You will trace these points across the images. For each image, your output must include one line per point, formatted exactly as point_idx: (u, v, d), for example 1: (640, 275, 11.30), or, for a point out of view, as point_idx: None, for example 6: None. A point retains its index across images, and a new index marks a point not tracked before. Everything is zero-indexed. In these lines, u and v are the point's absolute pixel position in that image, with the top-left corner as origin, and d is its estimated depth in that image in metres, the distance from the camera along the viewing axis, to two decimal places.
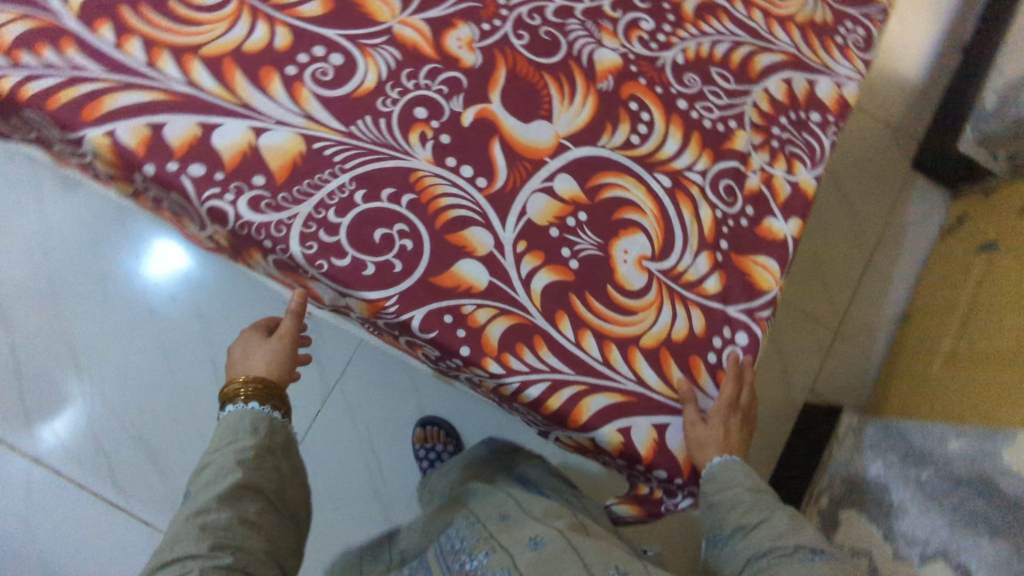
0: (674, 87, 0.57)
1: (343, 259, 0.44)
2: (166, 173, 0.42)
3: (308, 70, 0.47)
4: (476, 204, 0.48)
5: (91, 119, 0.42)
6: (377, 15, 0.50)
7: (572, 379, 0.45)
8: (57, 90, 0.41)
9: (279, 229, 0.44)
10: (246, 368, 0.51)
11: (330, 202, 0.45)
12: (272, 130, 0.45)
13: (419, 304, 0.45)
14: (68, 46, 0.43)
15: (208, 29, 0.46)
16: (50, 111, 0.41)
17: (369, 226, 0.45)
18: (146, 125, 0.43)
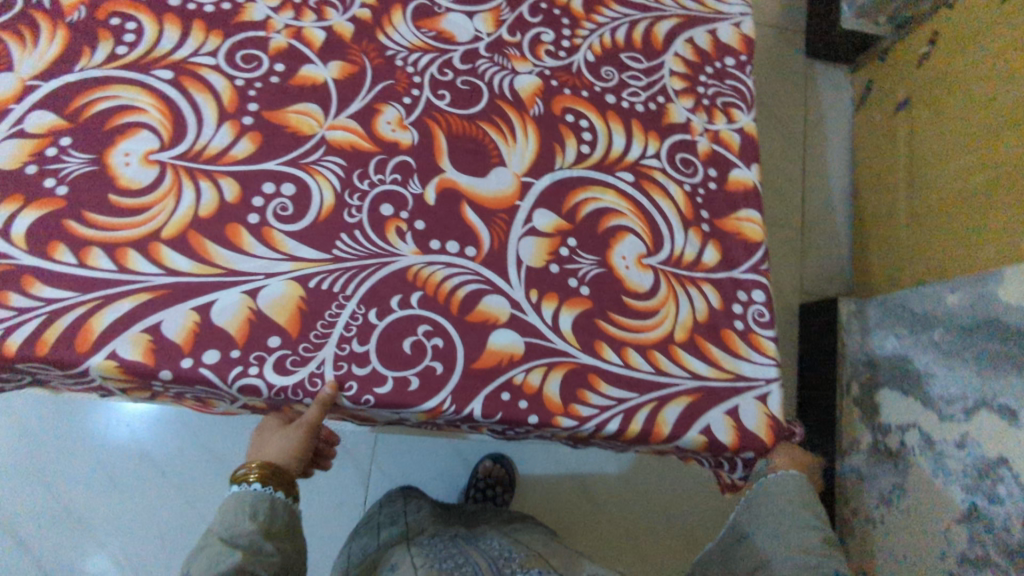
0: (597, 85, 0.57)
1: (386, 384, 0.44)
2: (183, 371, 0.41)
3: (268, 211, 0.46)
4: (478, 273, 0.48)
5: (87, 348, 0.40)
6: (305, 129, 0.49)
7: (640, 402, 0.46)
8: (41, 332, 0.40)
9: (315, 381, 0.43)
10: (264, 448, 0.47)
11: (350, 334, 0.44)
12: (267, 286, 0.44)
13: (474, 394, 0.45)
14: (32, 283, 0.41)
15: (159, 209, 0.45)
16: (44, 355, 0.40)
17: (397, 341, 0.45)
18: (144, 332, 0.41)
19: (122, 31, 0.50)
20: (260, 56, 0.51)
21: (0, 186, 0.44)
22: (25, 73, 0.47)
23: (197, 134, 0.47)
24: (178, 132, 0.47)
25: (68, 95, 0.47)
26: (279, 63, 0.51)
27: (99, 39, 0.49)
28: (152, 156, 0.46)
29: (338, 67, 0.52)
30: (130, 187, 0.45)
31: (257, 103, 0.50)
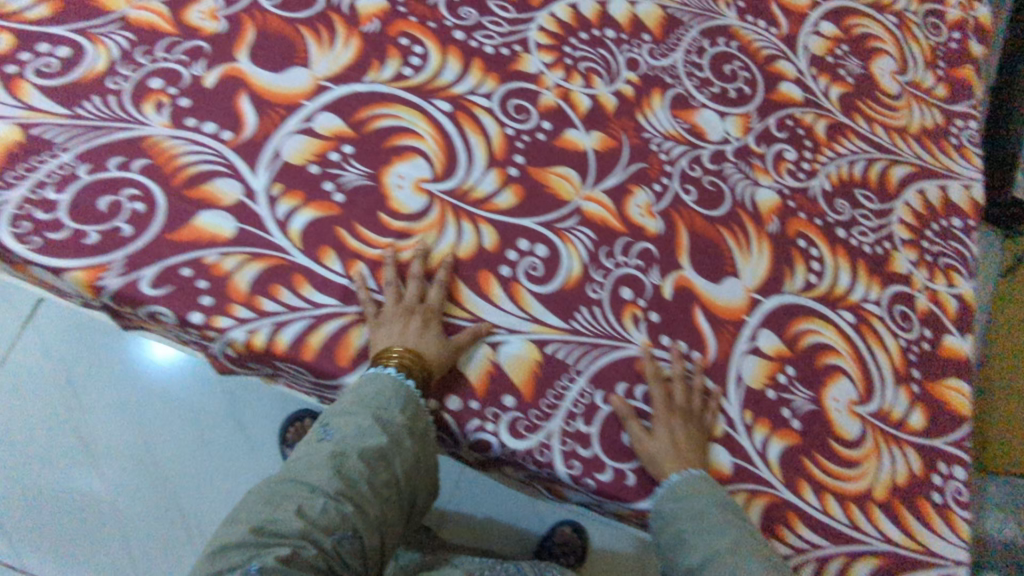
0: (830, 216, 0.57)
1: (606, 472, 0.43)
2: None
3: (520, 268, 0.46)
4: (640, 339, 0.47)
5: (346, 362, 0.42)
6: (562, 193, 0.50)
7: (833, 552, 0.46)
8: (306, 337, 0.42)
9: (542, 453, 0.43)
10: (384, 335, 0.42)
11: (577, 412, 0.44)
12: (507, 341, 0.45)
13: None
14: (302, 284, 0.43)
15: (421, 239, 0.46)
16: (307, 360, 0.41)
17: (618, 431, 0.44)
18: None
19: (409, 52, 0.52)
20: (529, 108, 0.52)
21: (286, 180, 0.45)
22: (320, 74, 0.49)
23: (466, 174, 0.48)
24: (449, 166, 0.48)
25: (354, 105, 0.48)
26: (547, 120, 0.52)
27: (388, 56, 0.51)
28: (424, 184, 0.47)
29: (598, 138, 0.53)
30: (399, 211, 0.46)
31: (524, 156, 0.50)
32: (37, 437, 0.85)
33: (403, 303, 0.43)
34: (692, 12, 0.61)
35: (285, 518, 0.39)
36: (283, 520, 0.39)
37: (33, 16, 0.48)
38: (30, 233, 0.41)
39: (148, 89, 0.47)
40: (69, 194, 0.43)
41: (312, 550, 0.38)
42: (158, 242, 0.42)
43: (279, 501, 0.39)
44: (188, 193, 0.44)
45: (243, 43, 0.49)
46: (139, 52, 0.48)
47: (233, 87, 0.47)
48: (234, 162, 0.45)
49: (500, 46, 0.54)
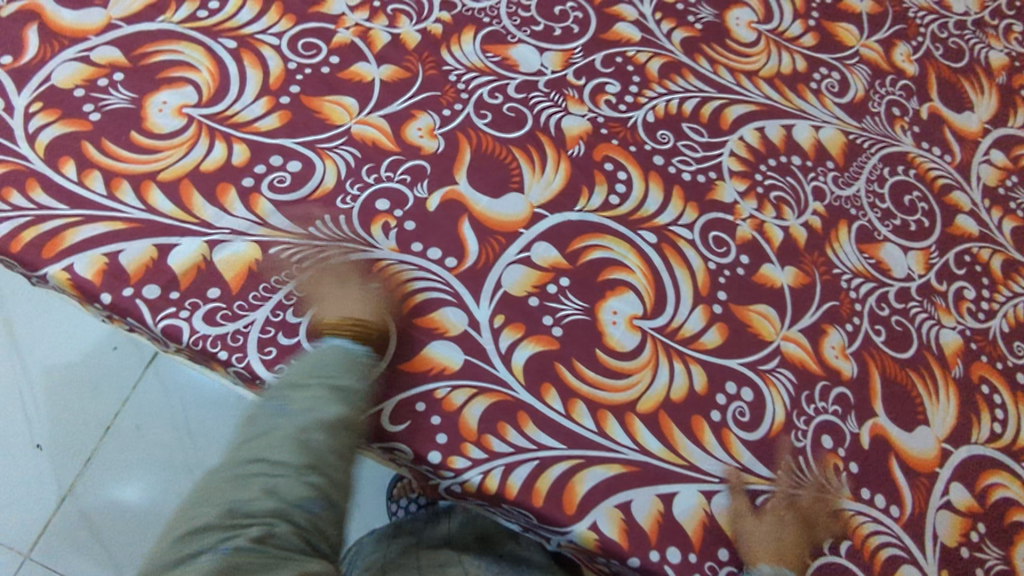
0: (1011, 360, 0.56)
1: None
2: (650, 563, 0.42)
3: (729, 413, 0.47)
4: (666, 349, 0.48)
5: (573, 510, 0.42)
6: (763, 333, 0.50)
7: None
8: (535, 480, 0.42)
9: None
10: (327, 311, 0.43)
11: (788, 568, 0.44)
12: (720, 491, 0.45)
13: None
14: (526, 422, 0.43)
15: (636, 379, 0.46)
16: (537, 506, 0.41)
17: None
18: (617, 507, 0.42)
19: (614, 177, 0.52)
20: (728, 241, 0.53)
21: (508, 313, 0.46)
22: (535, 199, 0.50)
23: (675, 311, 0.49)
24: (658, 302, 0.49)
25: (569, 235, 0.49)
26: (745, 254, 0.52)
27: (595, 182, 0.52)
28: (636, 321, 0.48)
29: (793, 273, 0.53)
30: (615, 348, 0.47)
31: (726, 292, 0.50)
32: (156, 469, 0.88)
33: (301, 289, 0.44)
34: (870, 138, 0.62)
35: (252, 498, 0.39)
36: (250, 499, 0.39)
37: (265, 127, 0.50)
38: (275, 358, 0.43)
39: (375, 210, 0.48)
40: (307, 317, 0.44)
41: (289, 529, 0.39)
42: (393, 371, 0.43)
43: (240, 489, 0.39)
44: (417, 322, 0.45)
45: (461, 164, 0.50)
46: (366, 170, 0.49)
47: (456, 211, 0.48)
48: (459, 291, 0.46)
49: (697, 173, 0.55)
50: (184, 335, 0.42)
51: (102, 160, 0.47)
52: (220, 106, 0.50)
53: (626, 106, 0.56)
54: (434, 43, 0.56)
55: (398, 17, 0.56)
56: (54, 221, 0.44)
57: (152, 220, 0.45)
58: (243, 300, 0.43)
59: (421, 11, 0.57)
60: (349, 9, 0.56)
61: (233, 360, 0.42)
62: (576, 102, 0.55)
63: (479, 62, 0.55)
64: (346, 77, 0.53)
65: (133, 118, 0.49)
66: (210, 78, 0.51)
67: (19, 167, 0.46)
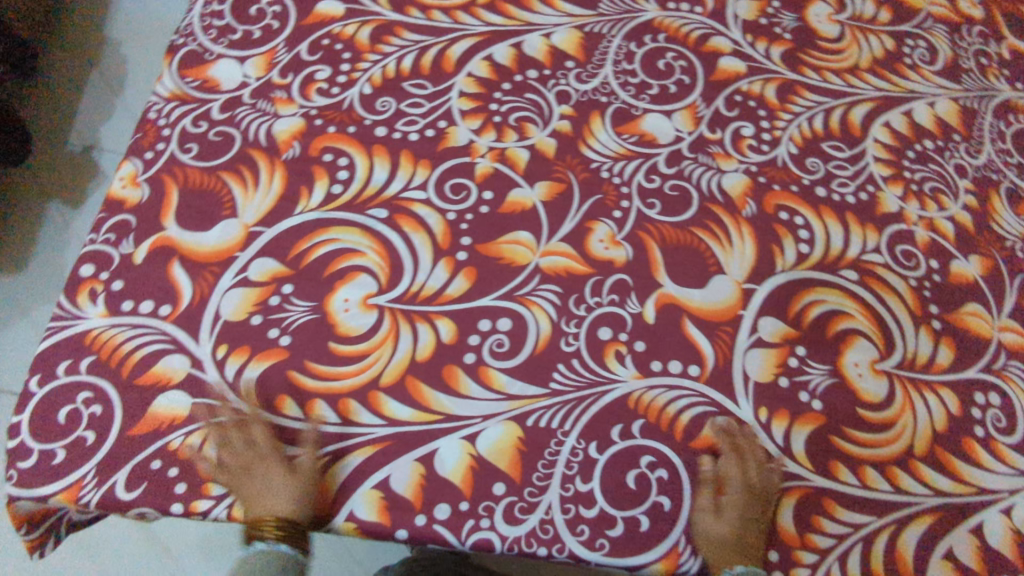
0: None
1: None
2: None
3: (989, 423, 0.48)
4: (700, 392, 0.46)
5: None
6: (983, 332, 0.52)
7: None
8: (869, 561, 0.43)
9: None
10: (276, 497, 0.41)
11: None
12: (1014, 503, 0.46)
13: None
14: (834, 507, 0.43)
15: (904, 423, 0.47)
16: None
17: None
18: (944, 558, 0.44)
19: (794, 225, 0.53)
20: (915, 251, 0.54)
21: (768, 402, 0.46)
22: (739, 276, 0.50)
23: (905, 342, 0.50)
24: (888, 341, 0.50)
25: (785, 300, 0.50)
26: (934, 259, 0.54)
27: (781, 236, 0.53)
28: (878, 365, 0.49)
29: (979, 262, 0.55)
30: (873, 400, 0.47)
31: (936, 304, 0.52)
32: None
33: (243, 457, 0.42)
34: (977, 96, 0.63)
35: None
36: None
37: (455, 292, 0.48)
38: (593, 536, 0.41)
39: (601, 340, 0.47)
40: (597, 480, 0.43)
41: None
42: (701, 506, 0.43)
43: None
44: (694, 445, 0.44)
45: (656, 264, 0.50)
46: (573, 301, 0.48)
47: (675, 313, 0.48)
48: (717, 397, 0.46)
49: (858, 192, 0.56)
50: (495, 545, 0.41)
51: (317, 387, 0.44)
52: (403, 285, 0.48)
53: (767, 145, 0.57)
54: (570, 142, 0.55)
55: (525, 126, 0.56)
56: (308, 468, 0.42)
57: (401, 433, 0.43)
58: (530, 486, 0.42)
59: (542, 112, 0.57)
60: (475, 134, 0.55)
61: (555, 552, 0.40)
62: (726, 158, 0.56)
63: (621, 147, 0.55)
64: (507, 210, 0.52)
65: (325, 328, 0.46)
66: (379, 257, 0.49)
67: (244, 423, 0.43)
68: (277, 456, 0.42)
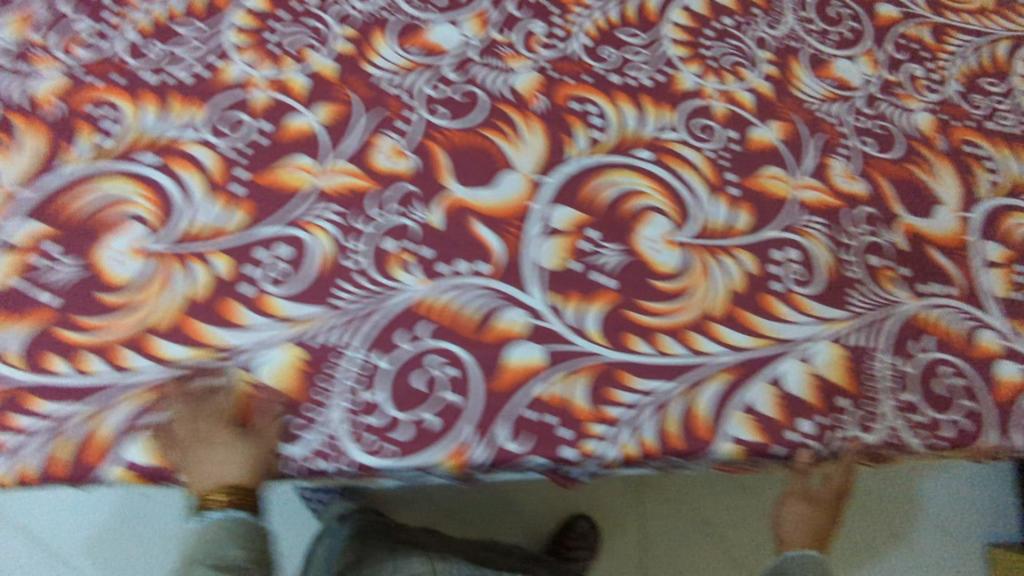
0: (975, 114, 0.62)
1: (947, 429, 0.46)
2: (792, 443, 0.44)
3: (788, 278, 0.49)
4: (491, 289, 0.45)
5: (709, 434, 0.43)
6: (780, 192, 0.52)
7: None
8: (664, 425, 0.43)
9: (894, 436, 0.45)
10: (205, 472, 0.41)
11: (896, 385, 0.47)
12: (813, 350, 0.47)
13: (1010, 424, 0.48)
14: (628, 377, 0.44)
15: (698, 289, 0.47)
16: (678, 447, 0.42)
17: (932, 383, 0.48)
18: (744, 411, 0.44)
19: (587, 113, 0.53)
20: (712, 124, 0.54)
21: (560, 287, 0.46)
22: (527, 169, 0.50)
23: (700, 211, 0.50)
24: (685, 213, 0.50)
25: (576, 187, 0.49)
26: (731, 129, 0.54)
27: (572, 126, 0.52)
28: (673, 238, 0.49)
29: (778, 127, 0.55)
30: (667, 271, 0.47)
31: (734, 172, 0.52)
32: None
33: (195, 421, 0.41)
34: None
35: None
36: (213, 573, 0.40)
37: (233, 227, 0.46)
38: (380, 444, 0.40)
39: (386, 252, 0.46)
40: (386, 389, 0.42)
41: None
42: (490, 398, 0.42)
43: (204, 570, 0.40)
44: (486, 340, 0.43)
45: (442, 168, 0.49)
46: (356, 218, 0.47)
47: (462, 214, 0.48)
48: (507, 291, 0.45)
49: (653, 75, 0.56)
50: (281, 466, 0.41)
51: (85, 340, 0.43)
52: (176, 228, 0.46)
53: (560, 41, 0.56)
54: (352, 62, 0.53)
55: (304, 52, 0.53)
56: (77, 424, 0.41)
57: (176, 376, 0.42)
58: (314, 403, 0.42)
59: (322, 36, 0.54)
60: (250, 67, 0.52)
61: (339, 464, 0.40)
62: (516, 59, 0.54)
63: (406, 61, 0.53)
64: (288, 138, 0.50)
65: (92, 281, 0.44)
66: (151, 204, 0.47)
67: (6, 390, 0.41)
68: (218, 421, 0.42)
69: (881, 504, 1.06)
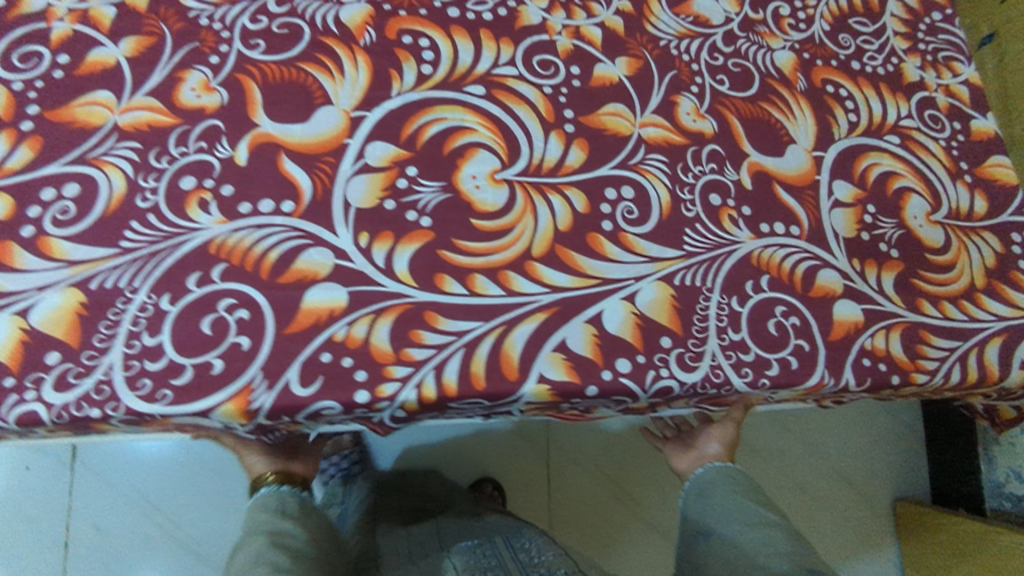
0: (841, 54, 0.61)
1: (773, 367, 0.46)
2: (606, 384, 0.42)
3: (618, 216, 0.47)
4: (295, 228, 0.42)
5: (517, 375, 0.41)
6: (620, 130, 0.50)
7: (969, 349, 0.51)
8: (469, 366, 0.41)
9: (716, 374, 0.44)
10: (254, 463, 0.55)
11: (724, 324, 0.46)
12: (639, 290, 0.45)
13: (843, 363, 0.47)
14: (436, 319, 0.42)
15: (521, 228, 0.45)
16: (482, 389, 0.40)
17: (763, 323, 0.47)
18: (556, 351, 0.42)
19: (418, 49, 0.49)
20: (553, 60, 0.52)
21: (370, 226, 0.43)
22: (346, 105, 0.46)
23: (531, 148, 0.48)
24: (513, 150, 0.47)
25: (398, 123, 0.46)
26: (574, 65, 0.52)
27: (402, 60, 0.48)
28: (498, 175, 0.46)
29: (625, 64, 0.53)
30: (488, 210, 0.45)
31: (571, 109, 0.50)
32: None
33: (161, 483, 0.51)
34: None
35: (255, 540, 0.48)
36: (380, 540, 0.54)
37: (17, 164, 0.43)
38: (155, 389, 0.38)
39: (183, 191, 0.43)
40: (168, 330, 0.39)
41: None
42: (282, 340, 0.40)
43: None
44: (282, 281, 0.41)
45: (254, 104, 0.45)
46: (154, 155, 0.44)
47: (270, 152, 0.44)
48: (312, 230, 0.42)
49: (496, 8, 0.52)
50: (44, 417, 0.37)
51: None
52: None
53: None
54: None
55: None
56: None
57: None
58: (90, 348, 0.39)
59: None
60: None
61: (110, 412, 0.37)
62: None
63: None
64: (86, 71, 0.46)
65: None
66: None
67: None
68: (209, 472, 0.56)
69: (787, 457, 1.07)
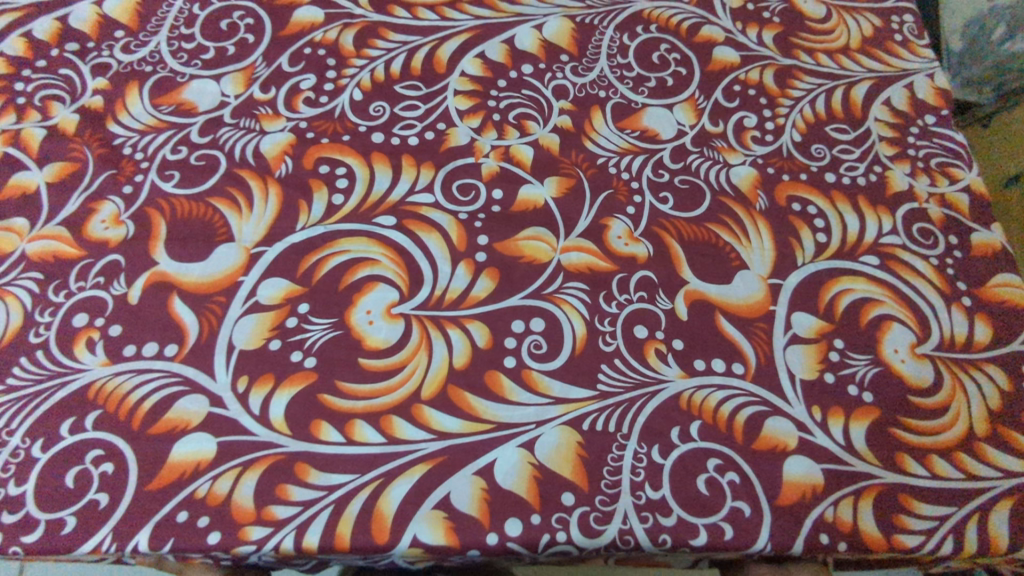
0: (813, 166, 0.56)
1: (699, 535, 0.39)
2: (492, 549, 0.37)
3: (523, 350, 0.44)
4: (174, 372, 0.42)
5: (387, 536, 0.38)
6: (539, 255, 0.48)
7: (963, 516, 0.42)
8: (335, 527, 0.37)
9: (626, 540, 0.39)
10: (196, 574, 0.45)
11: (640, 479, 0.41)
12: (540, 435, 0.41)
13: (792, 533, 0.40)
14: (307, 472, 0.39)
15: (413, 367, 0.43)
16: (347, 550, 0.37)
17: (690, 481, 0.41)
18: (437, 508, 0.38)
19: (333, 176, 0.49)
20: (475, 183, 0.50)
21: (252, 369, 0.42)
22: (248, 241, 0.47)
23: (436, 277, 0.46)
24: (415, 280, 0.46)
25: (298, 257, 0.46)
26: (497, 188, 0.50)
27: (313, 190, 0.49)
28: (395, 309, 0.44)
29: (555, 183, 0.51)
30: (379, 347, 0.43)
31: (486, 234, 0.48)
32: None
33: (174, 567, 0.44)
34: (599, 13, 0.61)
35: None
36: None
37: None
38: (4, 545, 0.37)
39: (74, 328, 0.43)
40: (32, 481, 0.39)
41: None
42: (141, 497, 0.38)
43: None
44: (153, 431, 0.40)
45: (157, 239, 0.47)
46: (53, 289, 0.45)
47: (162, 292, 0.45)
48: (191, 374, 0.42)
49: (423, 132, 0.52)
50: None
51: None
52: None
53: (327, 97, 0.53)
54: (97, 117, 0.51)
55: (50, 104, 0.51)
56: None
57: None
58: None
59: (74, 90, 0.52)
60: None
61: None
62: (272, 118, 0.52)
63: (153, 119, 0.51)
64: (7, 194, 0.48)
65: None
66: None
67: None
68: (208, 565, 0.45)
69: None
